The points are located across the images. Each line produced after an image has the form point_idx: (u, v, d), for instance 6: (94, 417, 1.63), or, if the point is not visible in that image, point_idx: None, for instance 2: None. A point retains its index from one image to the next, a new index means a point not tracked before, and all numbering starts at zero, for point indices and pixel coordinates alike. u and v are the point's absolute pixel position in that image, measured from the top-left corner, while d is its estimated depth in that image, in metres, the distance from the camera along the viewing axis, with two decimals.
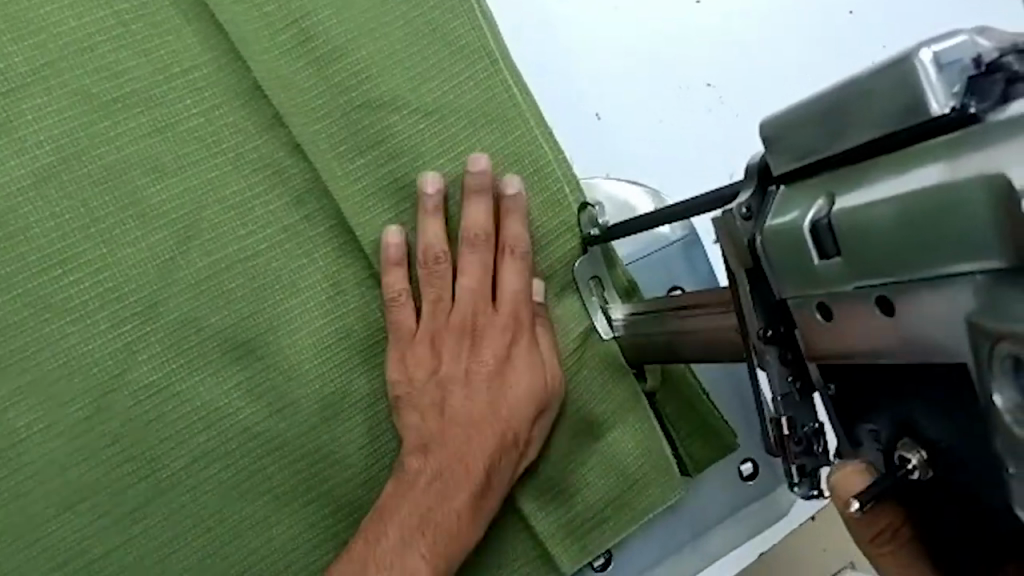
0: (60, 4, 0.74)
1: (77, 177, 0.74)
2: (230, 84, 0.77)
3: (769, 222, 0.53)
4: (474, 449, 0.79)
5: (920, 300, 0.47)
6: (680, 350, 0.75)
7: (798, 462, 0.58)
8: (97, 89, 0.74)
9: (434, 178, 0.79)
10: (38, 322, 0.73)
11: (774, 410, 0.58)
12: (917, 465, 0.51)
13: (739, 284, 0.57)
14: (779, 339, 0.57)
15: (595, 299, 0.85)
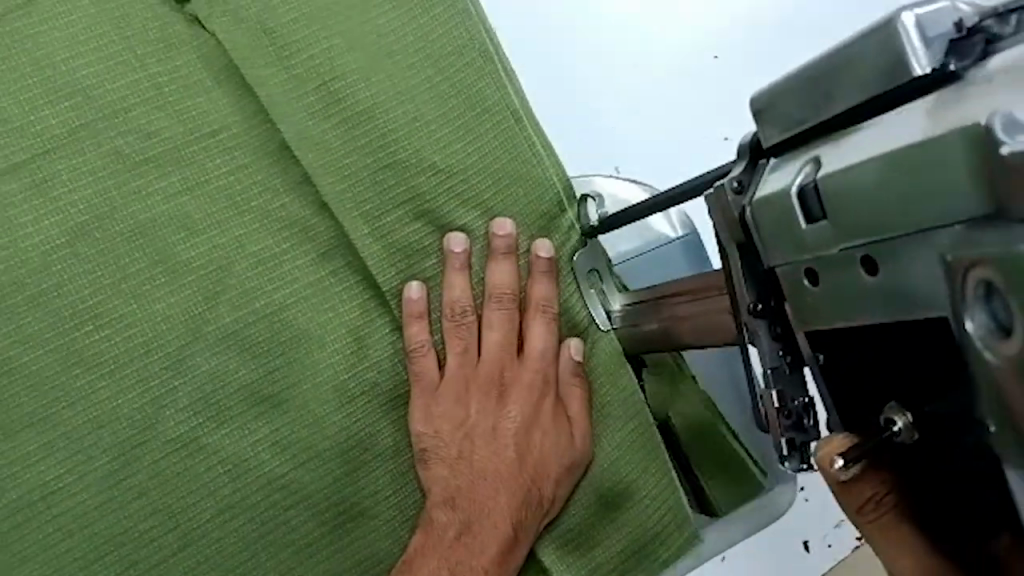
0: (95, 68, 0.76)
1: (109, 235, 0.75)
2: (261, 145, 0.79)
3: (759, 193, 0.55)
4: (503, 503, 0.81)
5: (902, 256, 0.47)
6: (675, 334, 0.79)
7: (786, 436, 0.61)
8: (130, 149, 0.76)
9: (460, 238, 0.82)
10: (69, 377, 0.74)
11: (765, 383, 0.60)
12: (904, 427, 0.52)
13: (732, 258, 0.59)
14: (769, 312, 0.59)
15: (595, 292, 0.89)
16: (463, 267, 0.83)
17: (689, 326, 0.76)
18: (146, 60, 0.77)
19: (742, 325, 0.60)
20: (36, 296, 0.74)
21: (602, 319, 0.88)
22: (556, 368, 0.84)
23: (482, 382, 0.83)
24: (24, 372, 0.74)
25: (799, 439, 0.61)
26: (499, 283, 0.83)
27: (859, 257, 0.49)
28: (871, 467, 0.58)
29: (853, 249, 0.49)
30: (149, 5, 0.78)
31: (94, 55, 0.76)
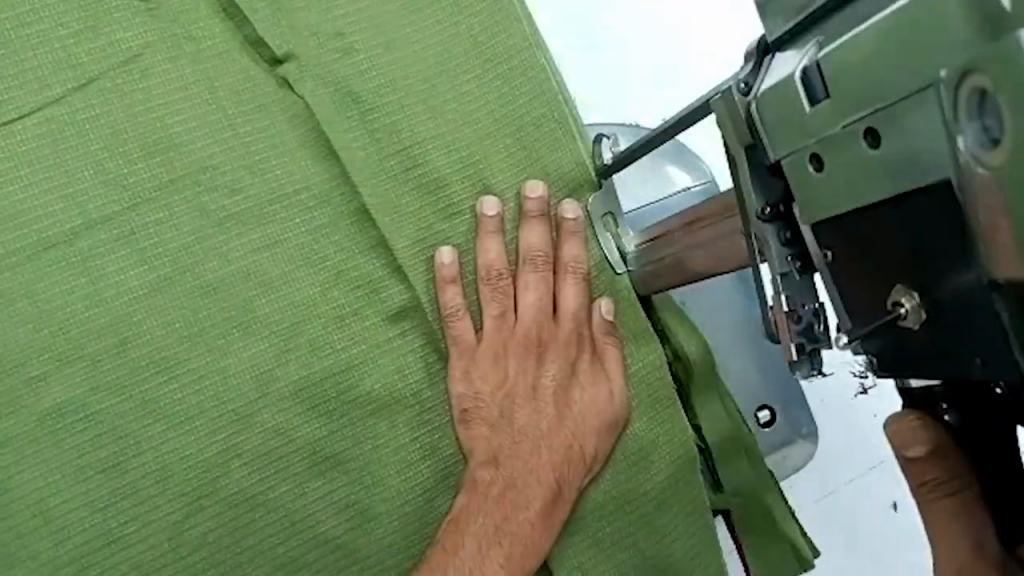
0: (188, 123, 0.78)
1: (188, 288, 0.77)
2: (341, 206, 0.81)
3: (763, 83, 0.52)
4: (535, 496, 0.81)
5: (907, 122, 0.43)
6: (685, 265, 0.76)
7: (798, 342, 0.55)
8: (216, 206, 0.78)
9: (493, 202, 0.82)
10: (140, 427, 0.76)
11: (774, 290, 0.55)
12: (909, 309, 0.48)
13: (738, 164, 0.55)
14: (781, 217, 0.55)
15: (610, 235, 0.87)
16: (498, 232, 0.83)
17: (697, 257, 0.73)
18: (236, 118, 0.80)
19: (752, 232, 0.56)
20: (116, 345, 0.75)
21: (615, 260, 0.86)
22: (592, 325, 0.84)
23: (517, 347, 0.83)
24: (97, 420, 0.75)
25: (811, 345, 0.56)
26: (535, 260, 0.83)
27: (861, 130, 0.46)
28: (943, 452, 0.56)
29: (857, 122, 0.46)
30: (242, 64, 0.81)
31: (188, 111, 0.79)
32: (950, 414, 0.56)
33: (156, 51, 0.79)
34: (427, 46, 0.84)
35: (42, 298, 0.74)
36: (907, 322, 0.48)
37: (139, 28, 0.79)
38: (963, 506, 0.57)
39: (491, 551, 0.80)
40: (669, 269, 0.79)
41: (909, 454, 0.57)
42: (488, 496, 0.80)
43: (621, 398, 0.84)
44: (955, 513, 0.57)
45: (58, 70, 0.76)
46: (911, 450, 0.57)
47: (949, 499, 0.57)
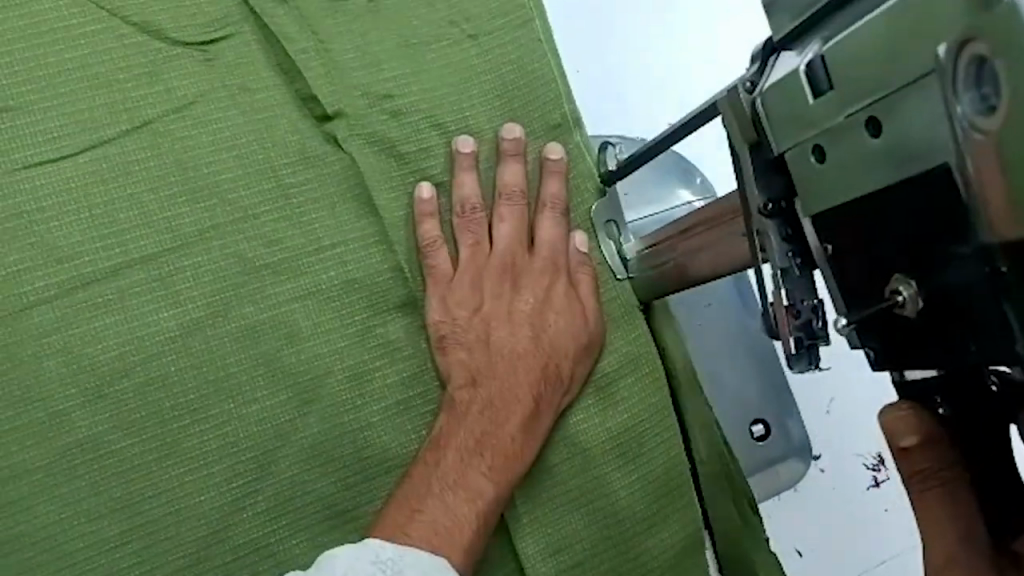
0: (234, 172, 0.80)
1: (219, 333, 0.78)
2: (376, 264, 0.82)
3: (769, 79, 0.54)
4: (507, 438, 0.80)
5: (905, 106, 0.45)
6: (690, 267, 0.78)
7: (795, 335, 0.57)
8: (254, 253, 0.79)
9: (469, 139, 0.84)
10: (159, 468, 0.76)
11: (774, 285, 0.56)
12: (907, 298, 0.49)
13: (740, 159, 0.57)
14: (782, 212, 0.56)
15: (613, 242, 0.90)
16: (474, 169, 0.85)
17: (702, 257, 0.75)
18: (282, 170, 0.81)
19: (754, 228, 0.57)
20: (141, 385, 0.76)
21: (616, 265, 0.89)
22: (565, 258, 0.85)
23: (495, 274, 0.84)
24: (115, 458, 0.75)
25: (808, 341, 0.57)
26: (516, 188, 0.85)
27: (864, 119, 0.48)
28: (932, 442, 0.57)
29: (861, 111, 0.48)
30: (292, 119, 0.83)
31: (236, 160, 0.80)
32: (944, 409, 0.56)
33: (210, 100, 0.81)
34: (470, 112, 0.86)
35: (75, 333, 0.75)
36: (904, 310, 0.49)
37: (195, 78, 0.81)
38: (954, 497, 0.58)
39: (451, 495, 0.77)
40: (673, 271, 0.81)
41: (902, 445, 0.57)
42: (458, 439, 0.79)
43: (597, 325, 0.85)
44: (947, 503, 0.58)
45: (115, 111, 0.78)
46: (904, 440, 0.57)
47: (940, 489, 0.58)
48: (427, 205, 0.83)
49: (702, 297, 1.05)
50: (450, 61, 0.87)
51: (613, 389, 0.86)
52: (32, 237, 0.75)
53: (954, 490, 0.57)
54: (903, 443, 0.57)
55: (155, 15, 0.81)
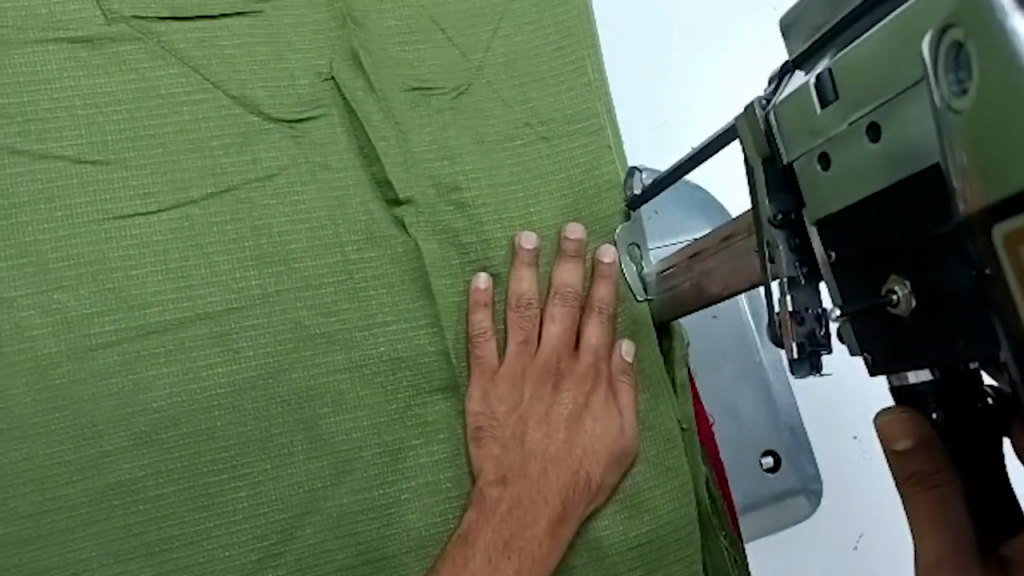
0: (304, 244, 0.85)
1: (267, 396, 0.81)
2: (424, 345, 0.85)
3: (781, 94, 0.55)
4: (532, 540, 0.81)
5: (904, 112, 0.45)
6: (707, 288, 0.77)
7: (798, 341, 0.57)
8: (311, 323, 0.83)
9: (530, 235, 0.87)
10: (191, 519, 0.78)
11: (780, 292, 0.57)
12: (901, 296, 0.48)
13: (755, 172, 0.58)
14: (792, 225, 0.57)
15: (634, 265, 0.91)
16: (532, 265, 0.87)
17: (717, 278, 0.75)
18: (348, 247, 0.86)
19: (763, 239, 0.58)
20: (186, 436, 0.79)
21: (637, 287, 0.90)
22: (608, 366, 0.87)
23: (537, 374, 0.86)
24: (151, 504, 0.78)
25: (810, 347, 0.58)
26: (569, 290, 0.87)
27: (865, 126, 0.48)
28: (926, 444, 0.55)
29: (860, 118, 0.48)
30: (364, 199, 0.87)
31: (307, 233, 0.85)
32: (939, 414, 0.56)
33: (291, 174, 0.86)
34: (533, 209, 0.90)
35: (135, 377, 0.78)
36: (898, 309, 0.49)
37: (281, 153, 0.86)
38: (949, 504, 0.56)
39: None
40: (690, 293, 0.81)
41: (896, 447, 0.56)
42: (484, 539, 0.80)
43: (631, 435, 0.86)
44: (942, 509, 0.56)
45: (202, 175, 0.84)
46: (898, 444, 0.56)
47: (937, 492, 0.56)
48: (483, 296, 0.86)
49: (706, 329, 1.06)
50: (519, 160, 0.91)
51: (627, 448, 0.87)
52: (110, 281, 0.80)
53: (946, 494, 0.56)
54: (898, 446, 0.56)
55: (253, 90, 0.86)
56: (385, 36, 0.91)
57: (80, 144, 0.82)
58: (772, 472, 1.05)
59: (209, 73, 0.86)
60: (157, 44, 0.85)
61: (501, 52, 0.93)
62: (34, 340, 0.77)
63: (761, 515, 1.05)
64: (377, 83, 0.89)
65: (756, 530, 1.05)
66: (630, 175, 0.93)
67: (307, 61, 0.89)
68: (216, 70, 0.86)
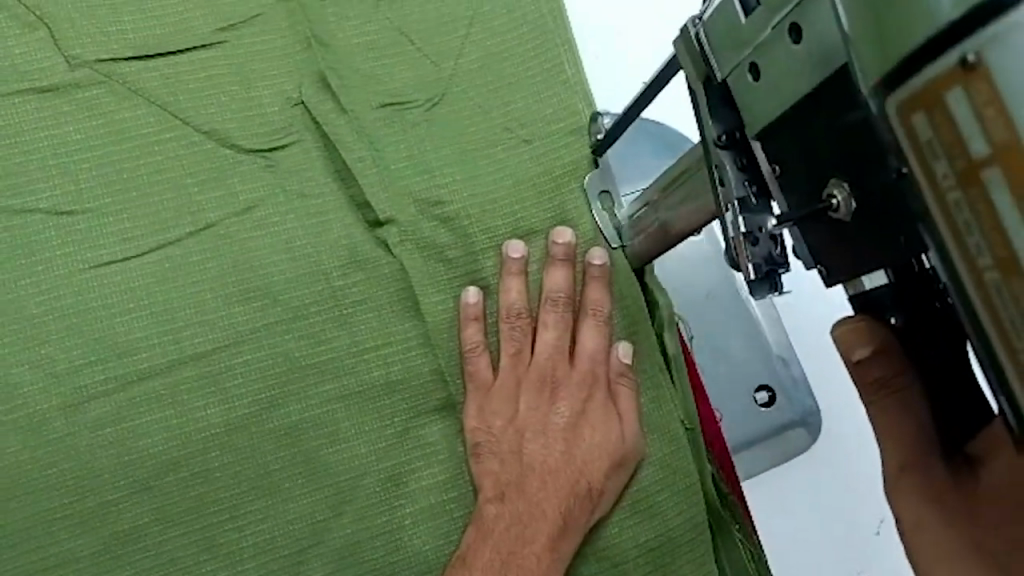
0: (288, 276, 0.83)
1: (262, 432, 0.81)
2: (416, 366, 0.84)
3: (709, 9, 0.56)
4: (530, 557, 0.80)
5: (817, 10, 0.46)
6: (673, 224, 0.76)
7: (752, 261, 0.57)
8: (300, 354, 0.82)
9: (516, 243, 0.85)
10: (197, 562, 0.79)
11: (729, 214, 0.57)
12: (841, 200, 0.50)
13: (697, 96, 0.59)
14: (736, 144, 0.58)
15: (607, 213, 0.89)
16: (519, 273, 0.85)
17: (681, 213, 0.74)
18: (332, 274, 0.84)
19: (710, 163, 0.59)
20: (185, 479, 0.79)
21: (610, 234, 0.88)
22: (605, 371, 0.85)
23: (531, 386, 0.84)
24: (157, 549, 0.79)
25: (768, 268, 0.58)
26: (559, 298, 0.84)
27: (786, 28, 0.49)
28: (886, 350, 0.57)
29: (782, 21, 0.49)
30: (345, 224, 0.86)
31: (290, 263, 0.84)
32: (896, 319, 0.57)
33: (269, 205, 0.85)
34: (518, 215, 0.87)
35: (129, 425, 0.79)
36: (840, 214, 0.51)
37: (257, 185, 0.85)
38: (911, 410, 0.58)
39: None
40: (658, 231, 0.80)
41: (855, 358, 0.58)
42: (482, 559, 0.79)
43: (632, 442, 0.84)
44: (904, 415, 0.58)
45: (180, 216, 0.83)
46: (857, 353, 0.58)
47: (897, 397, 0.58)
48: (472, 308, 0.84)
49: (681, 266, 1.07)
50: (503, 166, 0.88)
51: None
52: (97, 331, 0.80)
53: (905, 400, 0.58)
54: (857, 355, 0.58)
55: (225, 123, 0.85)
56: (355, 53, 0.88)
57: (55, 196, 0.81)
58: (768, 406, 1.04)
59: (178, 109, 0.85)
60: (122, 84, 0.84)
61: (475, 58, 0.90)
62: (27, 398, 0.78)
63: (767, 445, 1.05)
64: (349, 102, 0.87)
65: (763, 465, 1.05)
66: (597, 121, 0.89)
67: (275, 87, 0.87)
68: (185, 105, 0.85)
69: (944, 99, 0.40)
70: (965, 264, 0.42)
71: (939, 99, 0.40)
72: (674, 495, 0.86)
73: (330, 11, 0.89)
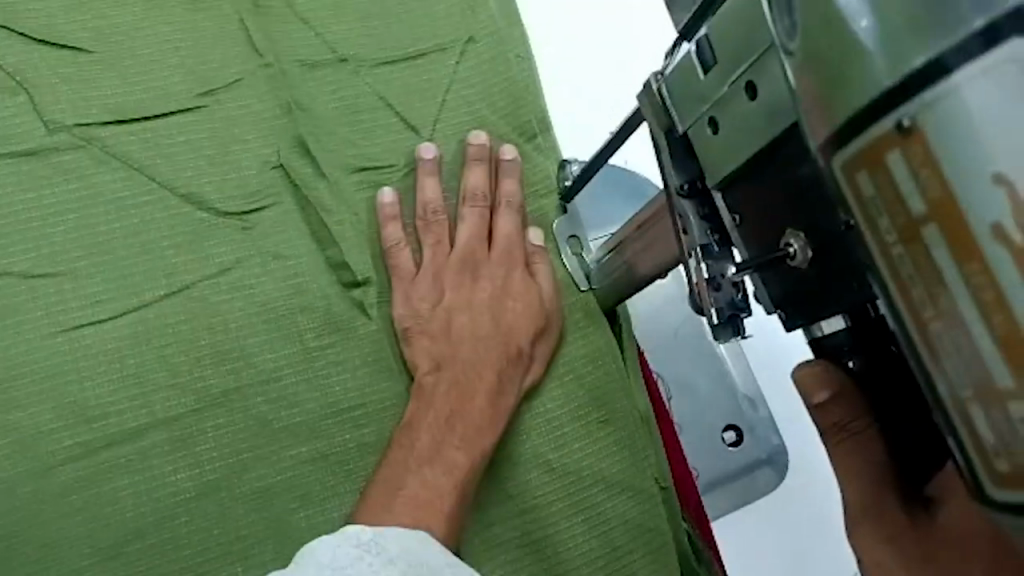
0: (262, 339, 0.83)
1: (233, 495, 0.80)
2: (389, 426, 0.83)
3: (671, 65, 0.60)
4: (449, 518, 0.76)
5: (767, 68, 0.50)
6: (638, 267, 0.79)
7: (715, 305, 0.61)
8: (273, 416, 0.82)
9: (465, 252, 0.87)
10: None
11: (693, 259, 0.61)
12: (798, 248, 0.53)
13: (660, 148, 0.62)
14: (697, 193, 0.62)
15: (575, 257, 0.91)
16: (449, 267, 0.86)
17: (647, 255, 0.76)
18: (307, 335, 0.84)
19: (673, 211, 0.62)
20: (153, 546, 0.78)
21: (579, 277, 0.90)
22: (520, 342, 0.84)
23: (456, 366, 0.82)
24: None
25: (729, 312, 0.61)
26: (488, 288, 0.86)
27: (742, 85, 0.53)
28: (844, 395, 0.58)
29: (737, 79, 0.53)
30: (320, 285, 0.86)
31: (264, 325, 0.84)
32: (854, 362, 0.59)
33: (244, 266, 0.85)
34: None
35: (97, 490, 0.78)
36: (796, 262, 0.54)
37: (233, 246, 0.85)
38: (872, 454, 0.58)
39: (432, 474, 0.77)
40: (625, 274, 0.82)
41: (816, 400, 0.59)
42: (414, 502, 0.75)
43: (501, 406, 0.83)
44: (864, 457, 0.58)
45: (155, 278, 0.83)
46: (817, 396, 0.59)
47: (858, 440, 0.58)
48: (420, 364, 0.83)
49: (651, 305, 1.10)
50: None
51: (579, 464, 0.85)
52: (68, 394, 0.79)
53: (866, 443, 0.58)
54: (817, 396, 0.59)
55: (202, 187, 0.86)
56: (332, 119, 0.90)
57: (30, 258, 0.81)
58: (735, 447, 1.07)
59: (155, 172, 0.85)
60: (101, 148, 0.85)
61: (450, 125, 0.91)
62: None
63: (736, 486, 1.08)
64: (326, 168, 0.88)
65: (729, 505, 1.08)
66: (564, 167, 0.93)
67: (254, 151, 0.88)
68: (162, 168, 0.86)
69: (885, 158, 0.39)
70: (909, 314, 0.40)
71: (882, 158, 0.39)
72: (648, 553, 0.85)
73: (308, 79, 0.91)
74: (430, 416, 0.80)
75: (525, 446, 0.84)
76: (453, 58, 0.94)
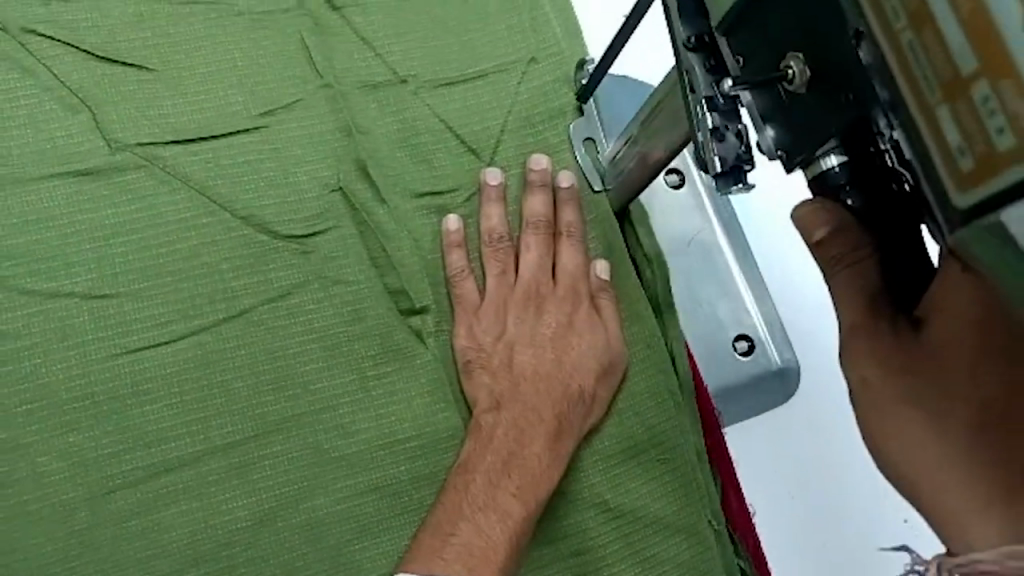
0: (319, 366, 0.82)
1: (288, 526, 0.79)
2: (446, 458, 0.82)
3: None
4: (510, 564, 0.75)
5: None
6: (650, 153, 0.79)
7: (717, 152, 0.59)
8: (329, 445, 0.81)
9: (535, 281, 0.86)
10: None
11: (698, 113, 0.60)
12: (796, 69, 0.52)
13: (668, 2, 0.62)
14: (705, 46, 0.60)
15: (589, 157, 0.90)
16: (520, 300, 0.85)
17: (657, 140, 0.77)
18: (365, 364, 0.83)
19: (682, 68, 0.62)
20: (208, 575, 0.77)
21: (593, 177, 0.90)
22: (590, 386, 0.83)
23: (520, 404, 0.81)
24: None
25: (733, 164, 0.59)
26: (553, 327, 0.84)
27: None
28: (845, 231, 0.57)
29: None
30: (378, 310, 0.84)
31: (322, 351, 0.83)
32: (853, 199, 0.57)
33: (303, 292, 0.84)
34: None
35: (152, 517, 0.77)
36: (795, 85, 0.53)
37: (292, 270, 0.84)
38: (867, 279, 0.57)
39: (486, 522, 0.76)
40: (636, 162, 0.83)
41: (815, 237, 0.58)
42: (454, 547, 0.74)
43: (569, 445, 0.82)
44: (859, 282, 0.57)
45: (213, 302, 0.82)
46: (816, 233, 0.58)
47: (854, 269, 0.57)
48: (481, 401, 0.82)
49: (665, 198, 1.00)
50: None
51: (633, 502, 0.84)
52: (125, 418, 0.79)
53: (866, 271, 0.57)
54: (816, 234, 0.58)
55: (262, 209, 0.85)
56: (391, 141, 0.88)
57: (90, 279, 0.81)
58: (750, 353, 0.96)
59: (215, 193, 0.84)
60: (161, 168, 0.84)
61: (511, 148, 0.90)
62: (51, 487, 0.77)
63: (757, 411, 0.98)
64: (387, 192, 0.87)
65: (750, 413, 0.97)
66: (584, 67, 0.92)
67: (313, 173, 0.87)
68: (222, 189, 0.85)
69: None
70: (885, 38, 0.41)
71: None
72: None
73: (369, 101, 0.89)
74: (488, 458, 0.79)
75: (572, 486, 0.83)
76: (515, 79, 0.92)
